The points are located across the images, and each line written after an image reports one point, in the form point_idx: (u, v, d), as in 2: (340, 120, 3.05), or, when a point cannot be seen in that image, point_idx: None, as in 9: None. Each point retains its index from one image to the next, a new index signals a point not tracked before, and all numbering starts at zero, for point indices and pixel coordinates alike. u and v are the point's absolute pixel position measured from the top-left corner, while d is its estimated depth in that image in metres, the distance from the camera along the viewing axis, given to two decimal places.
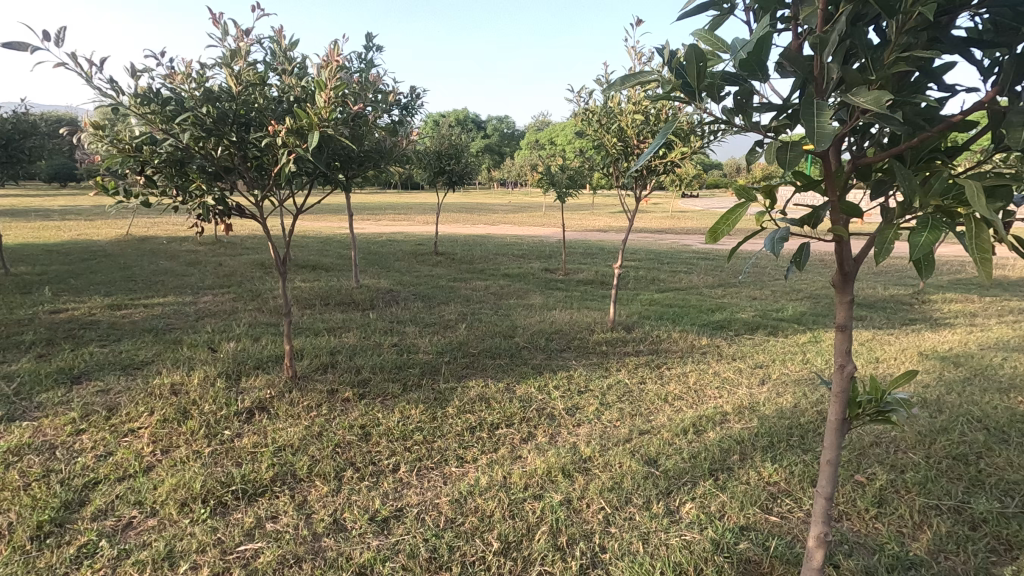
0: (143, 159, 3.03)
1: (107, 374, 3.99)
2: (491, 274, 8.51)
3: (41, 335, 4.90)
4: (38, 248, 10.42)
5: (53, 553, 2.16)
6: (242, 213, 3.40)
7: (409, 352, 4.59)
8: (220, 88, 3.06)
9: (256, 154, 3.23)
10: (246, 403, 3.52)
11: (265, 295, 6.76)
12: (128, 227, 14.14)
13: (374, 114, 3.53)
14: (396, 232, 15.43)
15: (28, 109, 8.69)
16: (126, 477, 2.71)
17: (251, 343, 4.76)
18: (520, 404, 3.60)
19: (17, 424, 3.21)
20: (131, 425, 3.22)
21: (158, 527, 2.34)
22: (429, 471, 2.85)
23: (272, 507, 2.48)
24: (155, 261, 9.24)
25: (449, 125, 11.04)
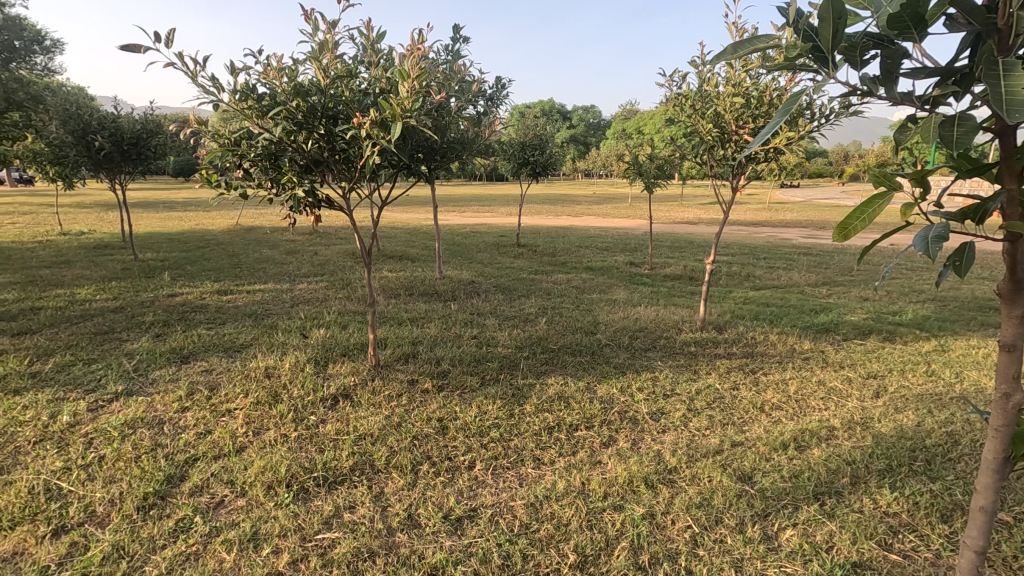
0: (241, 153, 3.20)
1: (211, 356, 4.29)
2: (574, 267, 8.33)
3: (160, 316, 5.39)
4: (162, 237, 11.58)
5: (155, 524, 2.30)
6: (330, 205, 3.48)
7: (489, 345, 4.54)
8: (310, 83, 3.14)
9: (343, 147, 3.28)
10: (331, 389, 3.64)
11: (354, 284, 7.02)
12: (238, 219, 15.40)
13: (457, 104, 3.48)
14: (480, 224, 15.58)
15: (155, 111, 9.60)
16: (221, 456, 2.87)
17: (339, 330, 4.94)
18: (600, 405, 3.44)
19: (134, 398, 3.52)
20: (229, 405, 3.42)
21: (246, 508, 2.44)
22: (504, 471, 2.77)
23: (350, 496, 2.52)
24: (258, 250, 9.93)
25: (534, 116, 10.91)
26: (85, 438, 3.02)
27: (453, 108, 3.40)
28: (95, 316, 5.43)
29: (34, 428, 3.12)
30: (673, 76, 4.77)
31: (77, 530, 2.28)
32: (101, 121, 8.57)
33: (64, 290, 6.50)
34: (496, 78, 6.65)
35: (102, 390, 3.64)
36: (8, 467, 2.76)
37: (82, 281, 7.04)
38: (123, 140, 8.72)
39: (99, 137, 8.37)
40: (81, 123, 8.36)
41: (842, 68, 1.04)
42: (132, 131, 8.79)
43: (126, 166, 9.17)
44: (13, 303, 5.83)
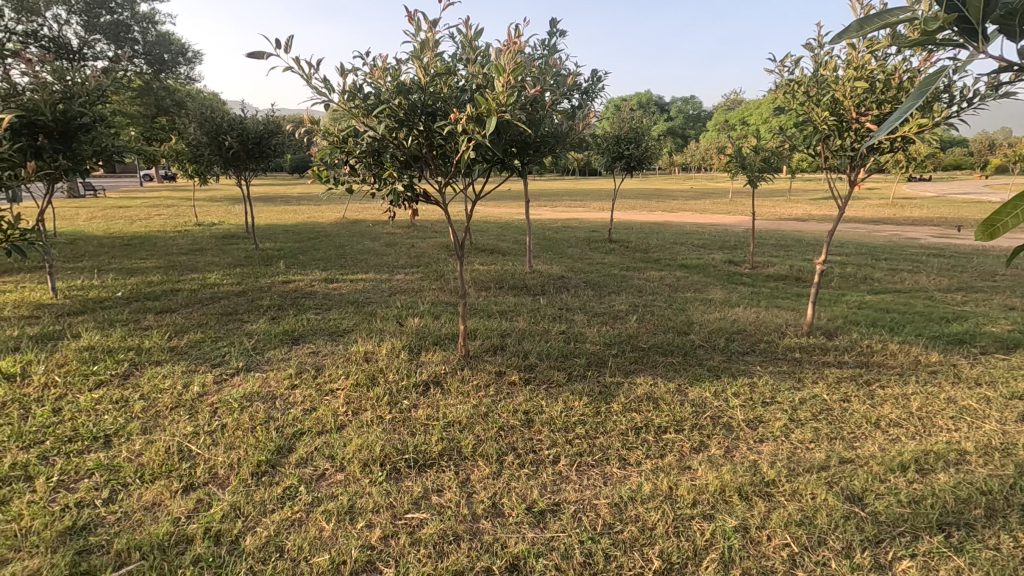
0: (347, 149, 3.43)
1: (318, 339, 4.64)
2: (667, 265, 8.05)
3: (275, 301, 5.91)
4: (279, 228, 12.66)
5: (266, 490, 2.52)
6: (427, 199, 3.62)
7: (577, 341, 4.51)
8: (411, 81, 3.28)
9: (440, 143, 3.39)
10: (424, 376, 3.80)
11: (448, 276, 7.26)
12: (345, 212, 16.50)
13: (552, 98, 3.47)
14: (572, 219, 15.47)
15: (276, 113, 10.51)
16: (324, 431, 3.10)
17: (432, 320, 5.14)
18: (691, 408, 3.30)
19: (252, 374, 3.89)
20: (331, 385, 3.69)
21: (344, 482, 2.62)
22: (589, 468, 2.74)
23: (438, 480, 2.62)
24: (362, 241, 10.56)
25: (630, 109, 10.64)
26: (211, 407, 3.39)
27: (548, 102, 3.40)
28: (222, 298, 6.06)
29: (172, 395, 3.55)
30: (785, 61, 4.43)
31: (203, 488, 2.56)
32: (231, 123, 9.53)
33: (198, 274, 7.31)
34: (592, 71, 6.56)
35: (226, 365, 4.06)
36: (150, 428, 3.16)
37: (213, 267, 7.90)
38: (249, 140, 9.63)
39: (229, 138, 9.32)
40: (215, 125, 9.35)
41: (994, 41, 0.91)
42: (256, 132, 9.69)
43: (251, 164, 10.13)
44: (158, 284, 6.66)
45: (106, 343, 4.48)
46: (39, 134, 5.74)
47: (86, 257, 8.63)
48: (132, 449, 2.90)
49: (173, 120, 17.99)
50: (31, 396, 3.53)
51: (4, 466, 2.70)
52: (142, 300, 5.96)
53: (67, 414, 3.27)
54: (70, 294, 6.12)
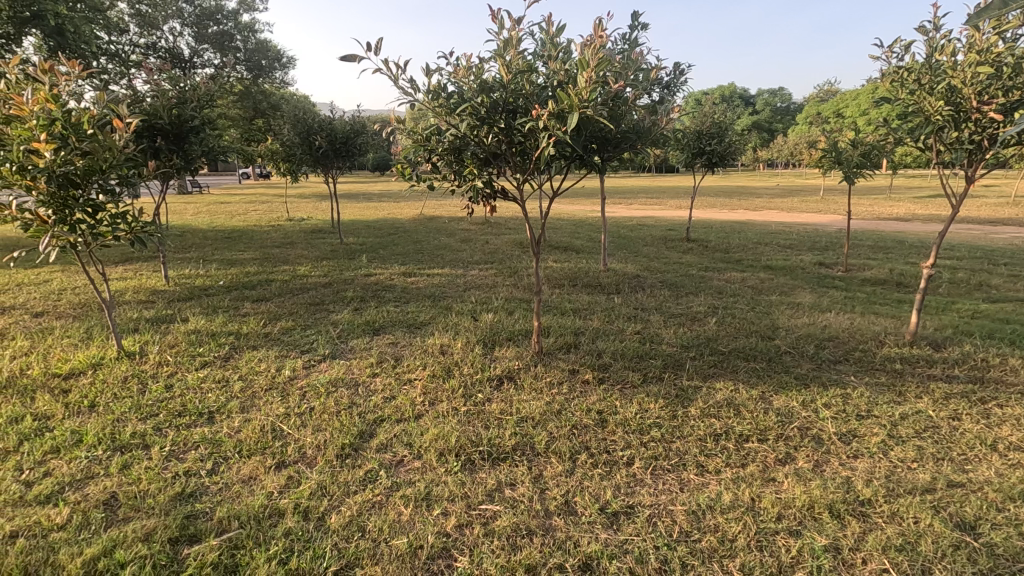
0: (431, 147, 3.54)
1: (397, 330, 4.82)
2: (750, 266, 7.67)
3: (358, 293, 6.21)
4: (361, 224, 13.23)
5: (349, 472, 2.66)
6: (505, 196, 3.66)
7: (652, 342, 4.40)
8: (495, 80, 3.33)
9: (520, 140, 3.41)
10: (498, 370, 3.85)
11: (521, 273, 7.31)
12: (422, 209, 17.01)
13: (633, 93, 3.39)
14: (648, 216, 15.11)
15: (361, 113, 11.02)
16: (402, 419, 3.22)
17: (506, 316, 5.20)
18: (776, 418, 3.12)
19: (338, 362, 4.12)
20: (410, 375, 3.82)
21: (421, 469, 2.71)
22: (664, 473, 2.66)
23: (511, 474, 2.64)
24: (438, 237, 10.85)
25: (712, 103, 10.23)
26: (301, 390, 3.62)
27: (630, 96, 3.33)
28: (310, 289, 6.44)
29: (267, 377, 3.83)
30: (894, 46, 4.09)
31: (293, 466, 2.73)
32: (321, 124, 10.11)
33: (289, 266, 7.81)
34: (675, 64, 6.36)
35: (314, 352, 4.32)
36: (247, 407, 3.42)
37: (303, 259, 8.41)
38: (337, 140, 10.18)
39: (319, 138, 9.90)
40: (306, 125, 9.96)
41: None
42: (343, 131, 10.22)
43: (338, 162, 10.68)
44: (254, 275, 7.17)
45: (210, 328, 4.89)
46: (158, 137, 6.36)
47: (193, 248, 9.46)
48: (232, 426, 3.14)
49: (268, 122, 19.38)
50: (149, 372, 3.92)
51: (126, 435, 3.01)
52: (241, 289, 6.45)
53: (177, 391, 3.61)
54: (179, 282, 6.73)
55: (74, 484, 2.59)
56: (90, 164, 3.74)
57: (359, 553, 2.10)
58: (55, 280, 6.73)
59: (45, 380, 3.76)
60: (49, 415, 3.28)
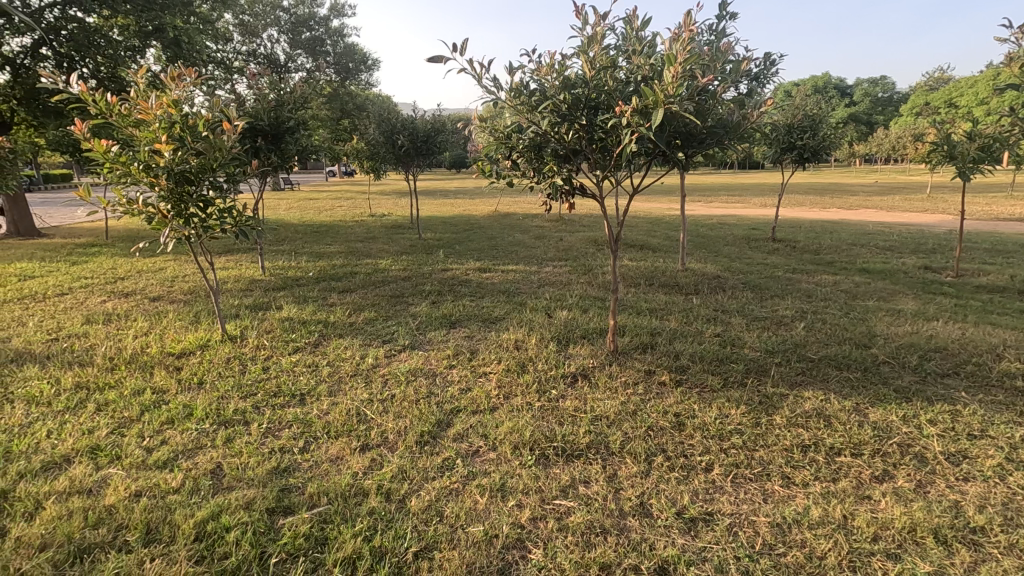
0: (511, 145, 3.58)
1: (473, 324, 4.93)
2: (844, 269, 7.15)
3: (435, 286, 6.40)
4: (439, 220, 13.61)
5: (428, 458, 2.76)
6: (583, 193, 3.64)
7: (734, 346, 4.22)
8: (577, 76, 3.32)
9: (601, 137, 3.38)
10: (572, 368, 3.85)
11: (596, 270, 7.25)
12: (497, 205, 17.24)
13: (721, 87, 3.27)
14: (729, 215, 14.47)
15: (442, 113, 11.34)
16: (478, 411, 3.29)
17: (580, 313, 5.18)
18: (872, 432, 2.91)
19: (417, 352, 4.27)
20: (485, 368, 3.90)
21: (496, 461, 2.76)
22: (746, 482, 2.56)
23: (585, 472, 2.64)
24: (513, 234, 10.95)
25: (805, 95, 9.64)
26: (383, 378, 3.80)
27: (718, 90, 3.22)
28: (391, 282, 6.71)
29: (352, 364, 4.05)
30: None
31: (376, 450, 2.87)
32: (404, 123, 10.51)
33: (371, 260, 8.18)
34: (766, 54, 6.05)
35: (394, 342, 4.51)
36: (334, 391, 3.63)
37: (384, 253, 8.78)
38: (418, 138, 10.53)
39: (402, 137, 10.30)
40: (390, 125, 10.39)
41: None
42: (424, 130, 10.55)
43: (418, 160, 11.04)
44: (340, 268, 7.58)
45: (301, 316, 5.23)
46: (258, 137, 6.86)
47: (286, 241, 10.13)
48: (321, 408, 3.35)
49: (354, 122, 20.36)
50: (248, 355, 4.26)
51: (229, 411, 3.29)
52: (328, 280, 6.84)
53: (272, 373, 3.90)
54: (274, 273, 7.23)
55: (186, 453, 2.86)
56: (202, 163, 4.12)
57: (437, 537, 2.18)
58: (169, 268, 7.44)
59: (162, 358, 4.19)
60: (165, 389, 3.65)
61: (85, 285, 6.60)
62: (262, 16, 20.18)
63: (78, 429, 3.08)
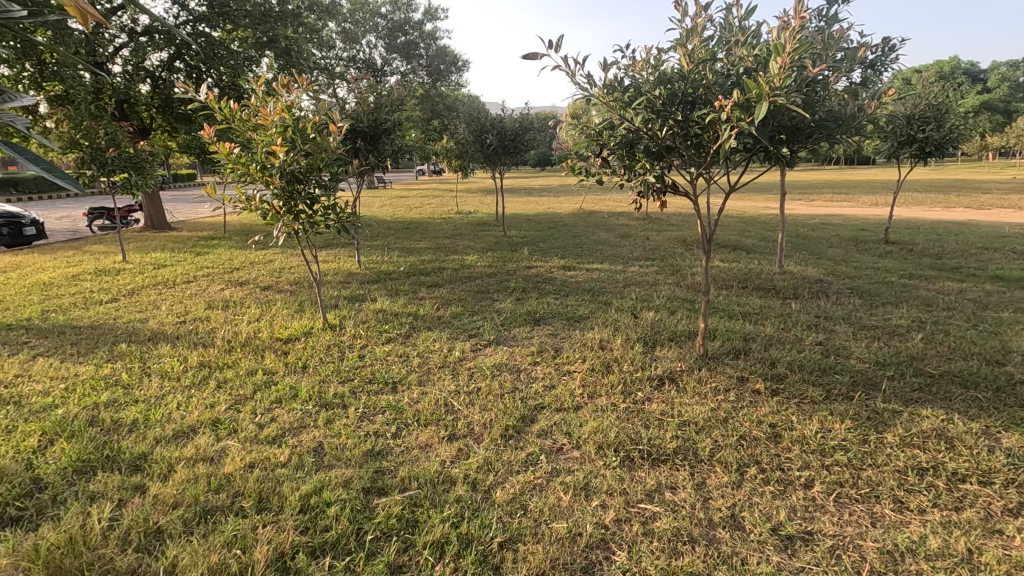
0: (602, 142, 3.55)
1: (557, 322, 4.94)
2: (973, 275, 6.41)
3: (520, 283, 6.48)
4: (524, 218, 13.71)
5: (512, 452, 2.80)
6: (676, 191, 3.52)
7: (838, 356, 3.92)
8: (674, 71, 3.24)
9: (697, 133, 3.26)
10: (658, 370, 3.75)
11: (685, 271, 7.01)
12: (582, 203, 17.11)
13: (834, 77, 3.05)
14: (833, 214, 13.40)
15: (530, 111, 11.43)
16: (561, 409, 3.30)
17: (667, 315, 5.03)
18: (1005, 459, 2.59)
19: (502, 348, 4.36)
20: (569, 366, 3.90)
21: (579, 460, 2.76)
22: (851, 502, 2.38)
23: (672, 478, 2.57)
24: (598, 232, 10.82)
25: (929, 82, 8.72)
26: (470, 371, 3.91)
27: (831, 80, 3.00)
28: (477, 278, 6.87)
29: (440, 356, 4.20)
30: None
31: (463, 440, 2.97)
32: (493, 123, 10.71)
33: (459, 256, 8.42)
34: (884, 39, 5.56)
35: (481, 337, 4.62)
36: (424, 381, 3.79)
37: (470, 250, 9.01)
38: (506, 137, 10.69)
39: (490, 136, 10.51)
40: (480, 124, 10.63)
41: None
42: (512, 129, 10.69)
43: (506, 158, 11.20)
44: (429, 263, 7.86)
45: (394, 308, 5.50)
46: (358, 139, 7.28)
47: (380, 237, 10.66)
48: (412, 396, 3.51)
49: (444, 122, 21.01)
50: (346, 343, 4.55)
51: (330, 394, 3.53)
52: (418, 275, 7.12)
53: (368, 361, 4.13)
54: (369, 267, 7.64)
55: (292, 430, 3.11)
56: (310, 162, 4.44)
57: (522, 530, 2.21)
58: (277, 261, 8.09)
59: (271, 342, 4.56)
60: (274, 371, 3.98)
61: (207, 274, 7.33)
62: (362, 24, 21.37)
63: (202, 402, 3.44)
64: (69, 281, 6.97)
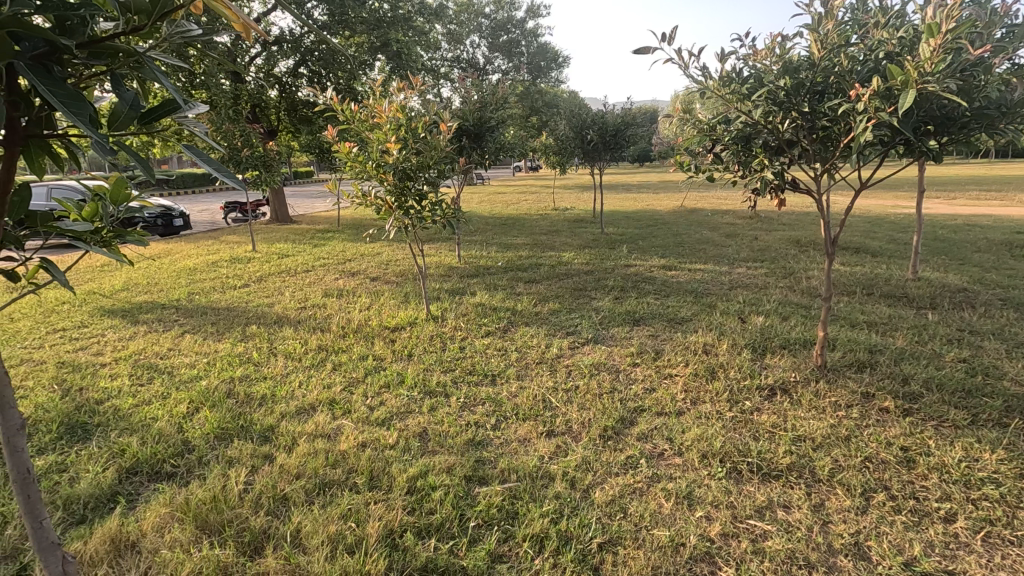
0: (715, 137, 3.38)
1: (657, 323, 4.80)
2: None
3: (619, 282, 6.36)
4: (622, 215, 13.42)
5: (611, 453, 2.77)
6: (796, 188, 3.27)
7: (988, 376, 3.45)
8: (802, 58, 3.02)
9: (825, 124, 3.01)
10: (769, 379, 3.52)
11: (799, 274, 6.51)
12: (683, 200, 16.44)
13: (998, 59, 2.68)
14: (980, 215, 11.79)
15: (633, 106, 11.16)
16: (662, 413, 3.21)
17: (779, 321, 4.70)
18: None
19: (600, 346, 4.31)
20: (671, 370, 3.77)
21: (682, 467, 2.66)
22: (1003, 544, 2.09)
23: (785, 495, 2.40)
24: (701, 231, 10.35)
25: None
26: (568, 368, 3.90)
27: (993, 63, 2.64)
28: (574, 275, 6.84)
29: (538, 351, 4.24)
30: None
31: (561, 437, 2.97)
32: (594, 119, 10.59)
33: (556, 252, 8.43)
34: None
35: (578, 334, 4.60)
36: (522, 375, 3.84)
37: (567, 247, 8.99)
38: (607, 133, 10.52)
39: (591, 132, 10.42)
40: (581, 121, 10.58)
41: None
42: (614, 124, 10.50)
43: (606, 154, 11.03)
44: (526, 259, 7.95)
45: (493, 302, 5.62)
46: (464, 137, 7.51)
47: (479, 232, 10.94)
48: (510, 390, 3.57)
49: (543, 119, 21.12)
50: (448, 334, 4.72)
51: (433, 382, 3.69)
52: (515, 270, 7.22)
53: (468, 352, 4.26)
54: (468, 261, 7.87)
55: (399, 414, 3.28)
56: (420, 160, 4.65)
57: (622, 533, 2.18)
58: (385, 254, 8.56)
59: (380, 330, 4.85)
60: (383, 357, 4.23)
61: (323, 264, 7.92)
62: (466, 24, 22.04)
63: (320, 383, 3.73)
64: (209, 267, 7.85)
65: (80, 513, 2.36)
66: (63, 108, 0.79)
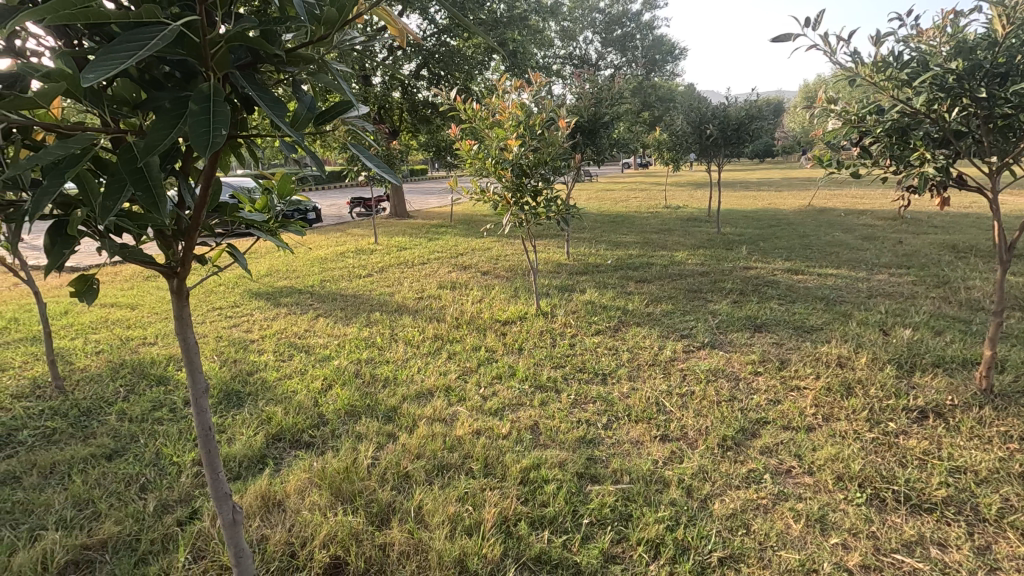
0: (864, 129, 3.04)
1: (782, 330, 4.46)
2: None
3: (737, 285, 6.00)
4: (741, 214, 12.62)
5: (731, 465, 2.62)
6: (964, 185, 2.87)
7: None
8: (979, 36, 2.66)
9: (1007, 112, 2.62)
10: (919, 401, 3.13)
11: (956, 284, 5.72)
12: (811, 199, 15.11)
13: None
14: None
15: (759, 97, 10.44)
16: (789, 427, 2.98)
17: (931, 335, 4.17)
18: None
19: (717, 352, 4.10)
20: (798, 382, 3.49)
21: (813, 488, 2.45)
22: None
23: (940, 532, 2.13)
24: (833, 233, 9.45)
25: None
26: (682, 372, 3.76)
27: None
28: (688, 276, 6.56)
29: (650, 353, 4.12)
30: None
31: (676, 442, 2.87)
32: (715, 112, 10.06)
33: (668, 252, 8.14)
34: None
35: (693, 338, 4.40)
36: (634, 376, 3.76)
37: (680, 246, 8.64)
38: (728, 127, 9.92)
39: (711, 126, 9.90)
40: (700, 115, 10.09)
41: None
42: (737, 117, 9.89)
43: (726, 150, 10.42)
44: (636, 258, 7.76)
45: (602, 300, 5.55)
46: (577, 133, 7.48)
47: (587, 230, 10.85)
48: (622, 391, 3.50)
49: (657, 114, 20.46)
50: (557, 330, 4.74)
51: (544, 377, 3.72)
52: (625, 269, 7.07)
53: (578, 350, 4.25)
54: (577, 258, 7.84)
55: (511, 406, 3.36)
56: (537, 156, 4.70)
57: (744, 550, 2.06)
58: (495, 249, 8.78)
59: (491, 323, 4.99)
60: (494, 349, 4.34)
61: (438, 257, 8.30)
62: (580, 20, 21.95)
63: (436, 370, 3.92)
64: (337, 257, 8.54)
65: (236, 470, 2.69)
66: (268, 110, 0.90)
